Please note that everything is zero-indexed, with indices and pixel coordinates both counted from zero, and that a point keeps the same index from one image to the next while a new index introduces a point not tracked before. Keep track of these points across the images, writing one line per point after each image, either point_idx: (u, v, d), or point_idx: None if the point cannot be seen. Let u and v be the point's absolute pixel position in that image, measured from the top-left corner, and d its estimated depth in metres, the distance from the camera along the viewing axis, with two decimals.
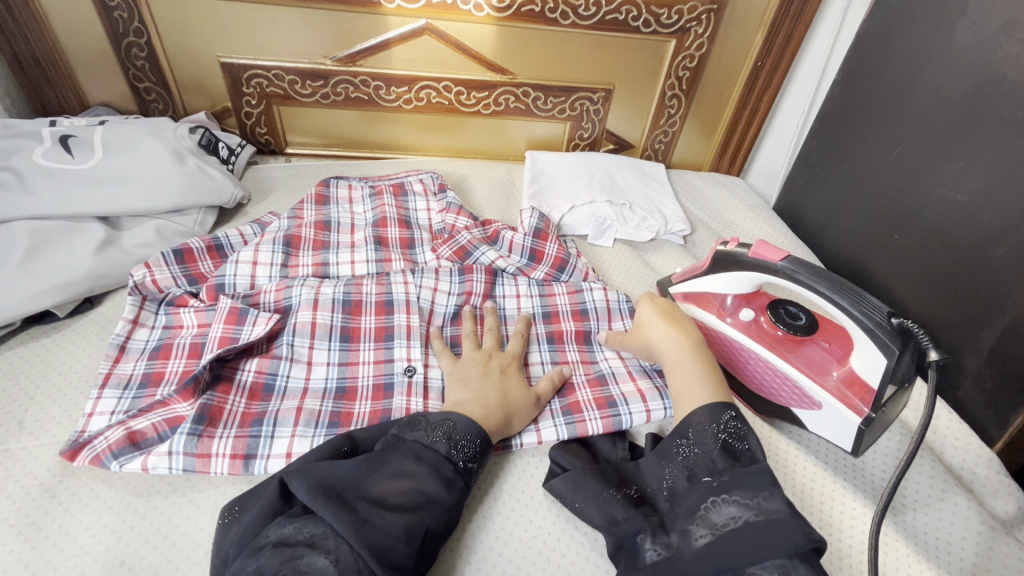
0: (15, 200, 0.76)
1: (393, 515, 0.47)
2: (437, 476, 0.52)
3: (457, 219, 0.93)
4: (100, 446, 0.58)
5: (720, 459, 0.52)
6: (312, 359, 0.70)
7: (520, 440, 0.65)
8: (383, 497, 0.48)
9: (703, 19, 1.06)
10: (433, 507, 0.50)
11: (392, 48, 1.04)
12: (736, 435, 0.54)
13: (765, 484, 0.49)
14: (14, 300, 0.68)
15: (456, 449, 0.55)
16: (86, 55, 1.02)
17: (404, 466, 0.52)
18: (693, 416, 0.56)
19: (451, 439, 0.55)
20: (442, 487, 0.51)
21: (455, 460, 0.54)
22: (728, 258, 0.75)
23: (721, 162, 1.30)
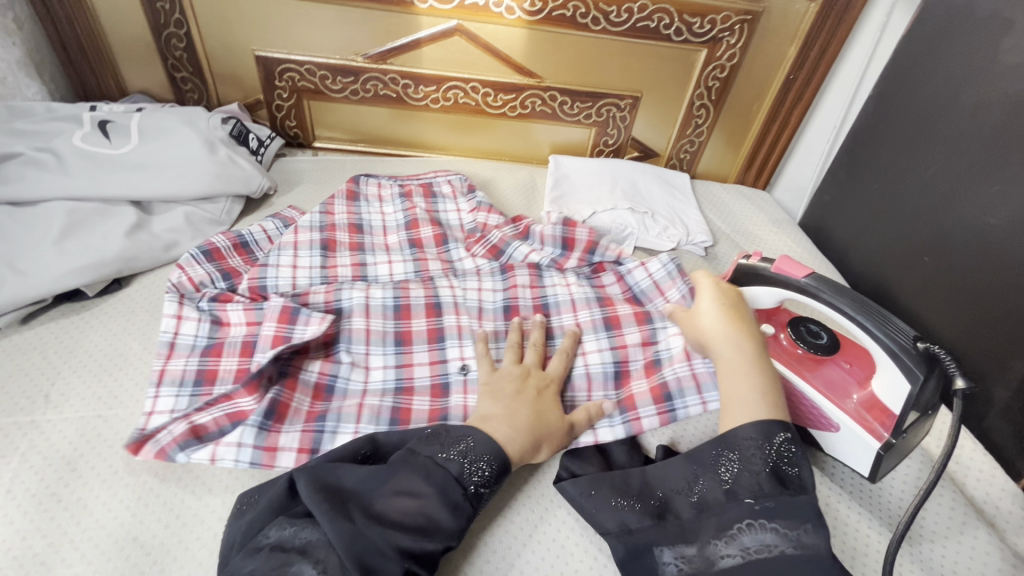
0: (52, 181, 0.79)
1: (389, 531, 0.47)
2: (445, 500, 0.51)
3: (488, 218, 0.94)
4: (165, 440, 0.59)
5: (767, 482, 0.51)
6: (369, 363, 0.70)
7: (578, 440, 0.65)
8: (384, 513, 0.49)
9: (736, 30, 1.04)
10: (436, 529, 0.49)
11: (422, 48, 1.05)
12: (788, 459, 0.52)
13: (808, 515, 0.48)
14: (47, 278, 0.70)
15: (468, 470, 0.53)
16: (128, 43, 1.05)
17: (411, 485, 0.51)
18: (742, 429, 0.54)
19: (468, 457, 0.54)
20: (446, 510, 0.50)
21: (465, 483, 0.52)
22: (750, 272, 0.74)
23: (747, 175, 1.28)
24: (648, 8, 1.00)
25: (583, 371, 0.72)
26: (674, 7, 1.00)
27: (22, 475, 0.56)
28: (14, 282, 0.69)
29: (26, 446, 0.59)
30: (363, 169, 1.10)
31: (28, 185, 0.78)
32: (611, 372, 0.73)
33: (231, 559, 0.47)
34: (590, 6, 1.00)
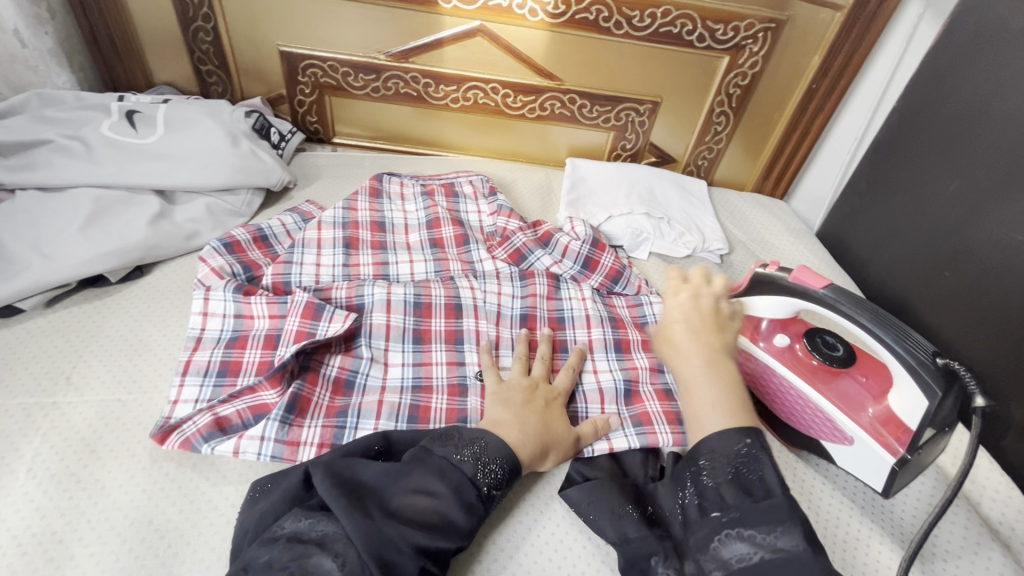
0: (79, 168, 0.80)
1: (405, 529, 0.47)
2: (459, 499, 0.52)
3: (508, 223, 0.96)
4: (190, 430, 0.60)
5: (727, 493, 0.50)
6: (388, 360, 0.72)
7: (592, 447, 0.66)
8: (401, 511, 0.49)
9: (760, 37, 1.04)
10: (450, 528, 0.50)
11: (444, 47, 1.06)
12: (749, 463, 0.52)
13: (779, 518, 0.47)
14: (72, 263, 0.72)
15: (482, 472, 0.54)
16: (156, 36, 1.07)
17: (427, 483, 0.51)
18: (705, 442, 0.55)
19: (484, 459, 0.54)
20: (461, 509, 0.51)
21: (479, 484, 0.53)
22: (766, 281, 0.74)
23: (764, 184, 1.28)
24: (671, 13, 1.00)
25: (595, 386, 0.74)
26: (698, 13, 1.00)
27: (42, 455, 0.58)
28: (40, 266, 0.70)
29: (47, 427, 0.60)
30: (381, 166, 1.11)
31: (56, 172, 0.79)
32: (621, 389, 0.74)
33: (245, 549, 0.48)
34: (613, 10, 1.00)
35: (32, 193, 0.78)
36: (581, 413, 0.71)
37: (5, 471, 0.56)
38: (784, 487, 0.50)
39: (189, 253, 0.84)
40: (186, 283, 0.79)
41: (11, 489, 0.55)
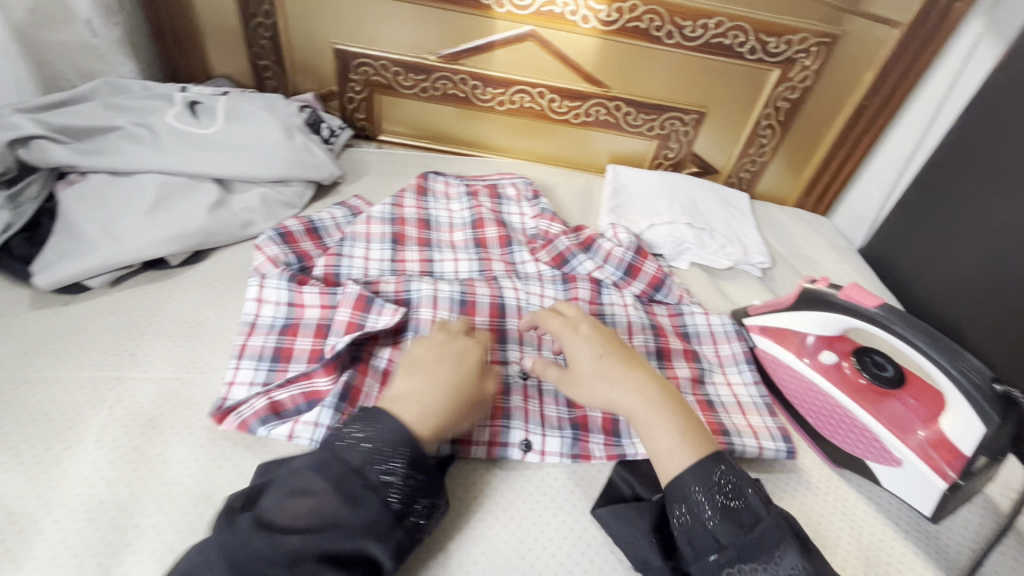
0: (146, 154, 0.84)
1: (278, 538, 0.47)
2: (342, 493, 0.50)
3: (550, 226, 0.97)
4: (247, 413, 0.62)
5: (720, 531, 0.52)
6: None
7: (634, 449, 0.67)
8: (276, 518, 0.48)
9: (813, 52, 1.03)
10: (337, 529, 0.48)
11: (495, 50, 1.08)
12: (730, 491, 0.54)
13: (774, 545, 0.51)
14: (138, 245, 0.75)
15: (368, 460, 0.51)
16: (217, 30, 1.11)
17: (307, 484, 0.50)
18: (680, 484, 0.55)
19: (372, 447, 0.52)
20: (345, 506, 0.49)
21: (366, 473, 0.51)
22: (815, 297, 0.74)
23: (807, 200, 1.26)
24: (723, 24, 1.00)
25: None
26: (751, 25, 1.00)
27: (109, 426, 0.60)
28: (109, 246, 0.74)
29: (112, 400, 0.63)
30: (426, 165, 1.13)
31: (125, 156, 0.82)
32: None
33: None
34: (665, 19, 1.00)
35: (102, 176, 0.81)
36: None
37: (74, 440, 0.58)
38: (765, 507, 0.54)
39: (244, 241, 0.87)
40: (241, 269, 0.81)
41: (80, 457, 0.57)
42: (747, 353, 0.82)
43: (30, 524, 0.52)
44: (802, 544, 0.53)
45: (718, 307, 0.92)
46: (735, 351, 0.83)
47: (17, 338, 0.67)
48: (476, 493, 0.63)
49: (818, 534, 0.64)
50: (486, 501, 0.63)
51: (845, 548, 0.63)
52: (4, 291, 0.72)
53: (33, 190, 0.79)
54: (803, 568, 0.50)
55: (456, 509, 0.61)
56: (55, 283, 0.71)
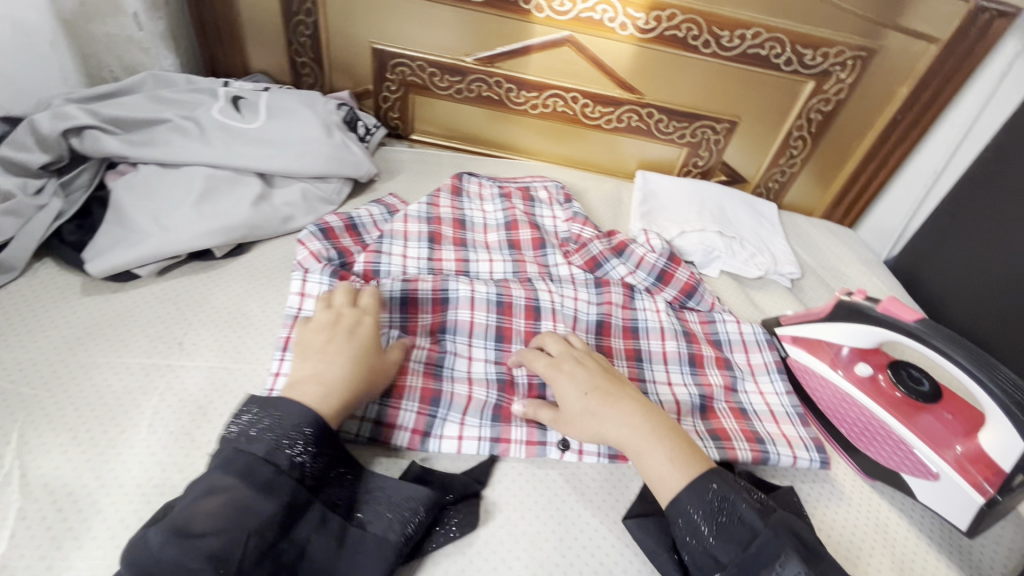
0: (192, 146, 0.85)
1: (196, 541, 0.45)
2: (254, 483, 0.50)
3: (583, 230, 0.98)
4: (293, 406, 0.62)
5: (719, 550, 0.52)
6: (472, 355, 0.76)
7: None
8: (188, 524, 0.46)
9: (849, 65, 1.04)
10: (254, 520, 0.48)
11: (531, 54, 1.09)
12: (723, 508, 0.54)
13: (774, 556, 0.50)
14: (186, 237, 0.76)
15: (276, 447, 0.52)
16: (258, 27, 1.12)
17: (218, 482, 0.49)
18: (673, 510, 0.55)
19: (272, 434, 0.53)
20: (259, 494, 0.49)
21: (276, 459, 0.52)
22: (851, 309, 0.75)
23: (834, 212, 1.27)
24: (761, 35, 1.01)
25: (670, 398, 0.76)
26: (788, 36, 1.01)
27: (161, 413, 0.62)
28: (158, 236, 0.75)
29: (164, 387, 0.64)
30: (459, 166, 1.15)
31: (173, 149, 0.84)
32: (697, 403, 0.76)
33: None
34: (703, 29, 1.01)
35: (151, 167, 0.83)
36: None
37: (128, 424, 0.60)
38: (761, 519, 0.53)
39: (285, 235, 0.88)
40: (284, 264, 0.83)
41: (134, 441, 0.59)
42: (779, 362, 0.82)
43: (89, 504, 0.53)
44: (806, 550, 0.51)
45: (747, 316, 0.93)
46: (766, 360, 0.83)
47: (71, 323, 0.68)
48: (515, 491, 0.63)
49: (850, 552, 0.64)
50: (525, 499, 0.63)
51: (876, 565, 0.63)
52: (58, 277, 0.74)
53: (83, 179, 0.82)
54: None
55: (496, 507, 0.61)
56: (107, 271, 0.72)
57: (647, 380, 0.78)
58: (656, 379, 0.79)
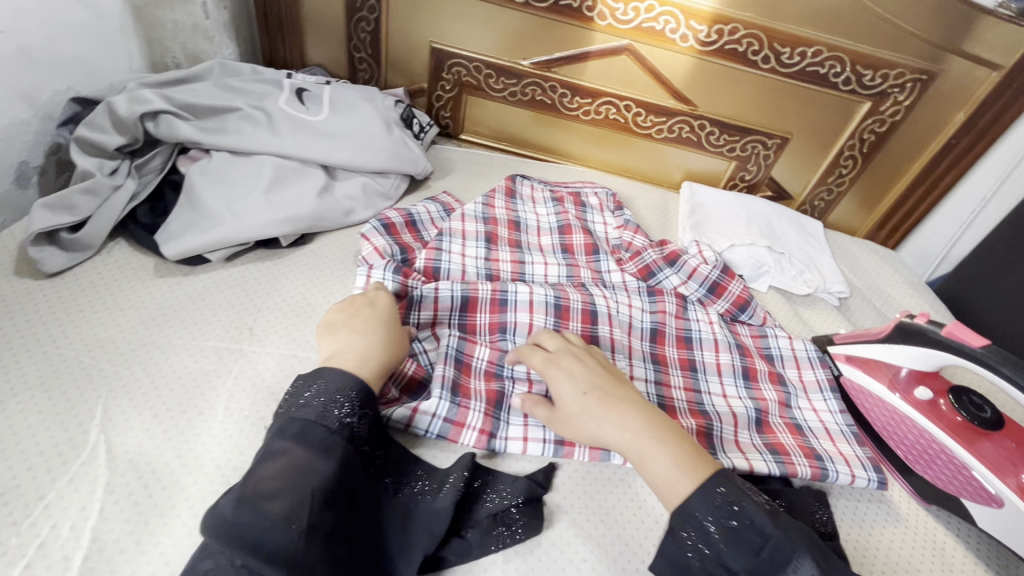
0: (261, 136, 0.87)
1: (264, 501, 0.47)
2: (310, 444, 0.52)
3: (634, 238, 0.99)
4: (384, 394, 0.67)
5: (731, 556, 0.52)
6: None
7: (730, 460, 0.67)
8: (256, 488, 0.48)
9: (908, 87, 1.04)
10: (314, 480, 0.50)
11: (588, 61, 1.09)
12: (731, 512, 0.53)
13: (786, 556, 0.51)
14: (257, 224, 0.78)
15: (327, 410, 0.54)
16: (320, 22, 1.14)
17: (277, 447, 0.51)
18: (678, 519, 0.53)
19: (322, 401, 0.55)
20: (316, 455, 0.51)
21: (328, 422, 0.54)
22: (913, 332, 0.75)
23: (878, 233, 1.27)
24: (822, 54, 1.01)
25: (727, 409, 0.76)
26: (849, 56, 1.01)
27: (236, 396, 0.63)
28: (231, 223, 0.77)
29: (238, 371, 0.65)
30: (509, 168, 1.16)
31: (243, 137, 0.86)
32: (752, 417, 0.76)
33: None
34: (764, 44, 1.01)
35: (222, 155, 0.84)
36: (718, 431, 0.73)
37: (206, 406, 0.61)
38: (771, 522, 0.52)
39: (346, 227, 0.89)
40: (348, 255, 0.85)
41: (212, 423, 0.60)
42: (831, 381, 0.82)
43: (173, 482, 0.54)
44: (812, 544, 0.52)
45: (798, 333, 0.93)
46: (819, 377, 0.83)
47: (146, 304, 0.70)
48: (580, 493, 0.64)
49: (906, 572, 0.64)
50: (590, 504, 0.63)
51: (926, 570, 0.65)
52: (132, 258, 0.76)
53: (156, 163, 0.83)
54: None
55: (562, 510, 0.61)
56: (180, 254, 0.74)
57: (701, 391, 0.79)
58: (710, 391, 0.79)
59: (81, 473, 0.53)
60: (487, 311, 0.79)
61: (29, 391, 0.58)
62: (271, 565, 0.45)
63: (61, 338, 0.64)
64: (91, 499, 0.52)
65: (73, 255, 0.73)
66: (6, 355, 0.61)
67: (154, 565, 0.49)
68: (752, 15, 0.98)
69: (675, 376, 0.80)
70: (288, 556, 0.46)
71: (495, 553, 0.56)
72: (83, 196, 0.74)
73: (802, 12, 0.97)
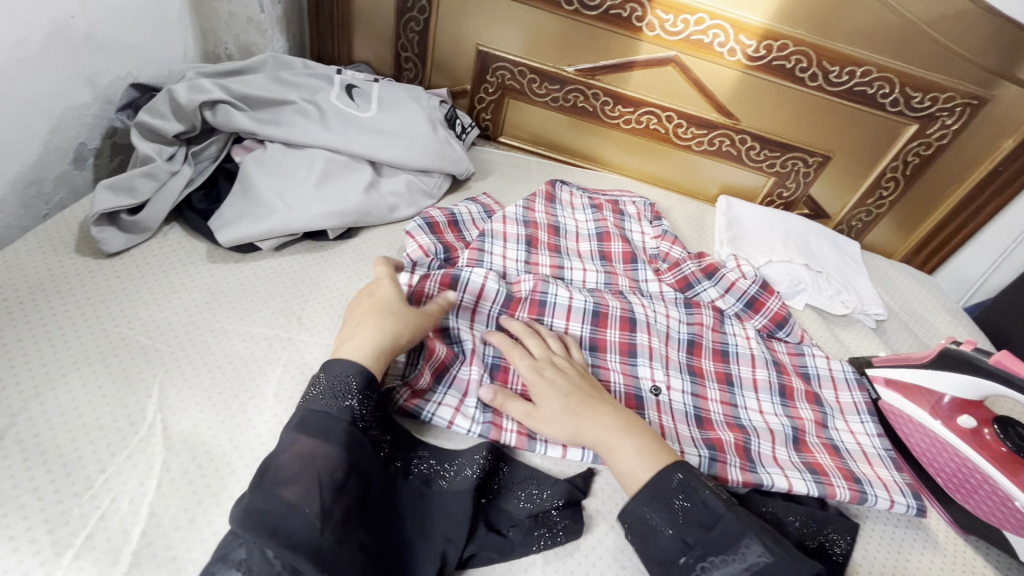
0: (313, 130, 0.88)
1: (277, 491, 0.48)
2: (317, 432, 0.52)
3: (672, 248, 0.99)
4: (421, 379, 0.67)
5: (685, 534, 0.53)
6: None
7: (771, 482, 0.66)
8: (271, 477, 0.49)
9: (957, 111, 1.03)
10: (321, 465, 0.50)
11: (633, 70, 1.10)
12: (687, 495, 0.55)
13: (741, 535, 0.52)
14: (308, 217, 0.80)
15: (331, 398, 0.54)
16: (370, 20, 1.16)
17: (287, 437, 0.52)
18: (639, 501, 0.55)
19: (325, 391, 0.55)
20: (319, 441, 0.51)
21: (330, 409, 0.54)
22: (959, 359, 0.74)
23: (915, 257, 1.25)
24: (871, 74, 1.01)
25: (763, 425, 0.76)
26: (899, 77, 1.00)
27: (285, 383, 0.64)
28: (283, 214, 0.79)
29: (287, 358, 0.66)
30: (548, 173, 1.16)
31: (296, 130, 0.87)
32: (789, 435, 0.75)
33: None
34: (813, 62, 1.01)
35: (276, 147, 0.87)
36: (755, 446, 0.72)
37: (256, 391, 0.62)
38: (725, 506, 0.54)
39: (390, 223, 0.91)
40: (392, 251, 0.86)
41: (263, 408, 0.61)
42: (870, 404, 0.81)
43: (225, 464, 0.56)
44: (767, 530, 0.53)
45: (835, 353, 0.92)
46: (856, 400, 0.82)
47: (198, 287, 0.72)
48: (619, 500, 0.64)
49: None
50: None
51: None
52: (186, 243, 0.79)
53: (211, 151, 0.86)
54: (768, 553, 0.51)
55: (600, 516, 0.62)
56: (233, 242, 0.76)
57: (737, 405, 0.79)
58: (746, 405, 0.79)
59: (140, 449, 0.55)
60: (527, 311, 0.80)
61: (89, 365, 0.60)
62: (291, 549, 0.45)
63: (131, 317, 0.66)
64: (149, 474, 0.53)
65: (131, 237, 0.75)
66: (68, 331, 0.63)
67: (207, 543, 0.50)
68: (803, 32, 0.98)
69: (710, 389, 0.80)
70: (309, 543, 0.46)
71: (535, 554, 0.57)
72: (143, 180, 0.76)
73: (854, 31, 0.97)
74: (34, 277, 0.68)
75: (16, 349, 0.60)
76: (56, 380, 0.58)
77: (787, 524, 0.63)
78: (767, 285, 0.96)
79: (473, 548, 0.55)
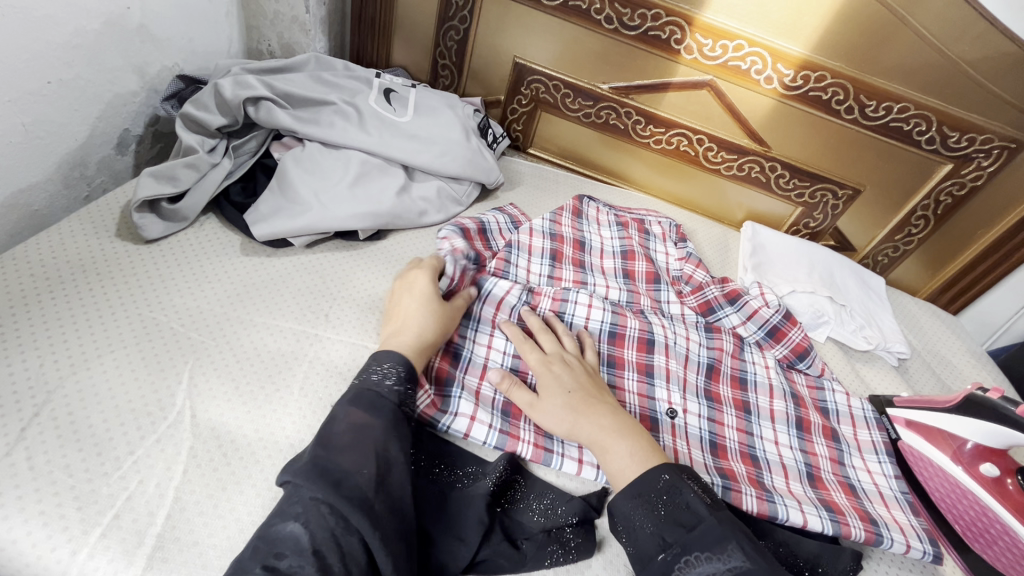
0: (350, 131, 0.90)
1: (334, 458, 0.50)
2: (369, 404, 0.55)
3: (696, 271, 0.99)
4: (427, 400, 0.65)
5: (664, 531, 0.54)
6: None
7: (787, 517, 0.65)
8: (329, 442, 0.51)
9: (994, 154, 1.02)
10: (376, 435, 0.53)
11: (668, 91, 1.10)
12: (671, 497, 0.56)
13: (722, 536, 0.52)
14: (341, 218, 0.81)
15: (380, 377, 0.58)
16: (409, 27, 1.18)
17: (342, 410, 0.55)
18: (623, 501, 0.56)
19: (371, 371, 0.59)
20: (371, 413, 0.54)
21: (381, 387, 0.57)
22: (985, 405, 0.73)
23: (940, 297, 1.24)
24: (909, 111, 1.00)
25: (777, 459, 0.75)
26: (937, 115, 0.99)
27: (311, 380, 0.65)
28: (317, 212, 0.81)
29: (313, 355, 0.67)
30: (576, 187, 1.17)
31: (334, 131, 0.89)
32: (804, 470, 0.75)
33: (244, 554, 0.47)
34: (850, 95, 1.01)
35: (315, 145, 0.88)
36: (768, 480, 0.72)
37: (283, 385, 0.63)
38: (709, 510, 0.55)
39: (420, 228, 0.92)
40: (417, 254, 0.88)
41: (288, 402, 0.62)
42: (888, 444, 0.80)
43: (249, 454, 0.57)
44: (749, 539, 0.53)
45: (854, 391, 0.91)
46: (875, 439, 0.81)
47: (229, 279, 0.74)
48: None
49: None
50: None
51: None
52: (221, 234, 0.81)
53: (251, 146, 0.88)
54: (746, 559, 0.51)
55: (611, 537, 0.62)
56: (267, 237, 0.78)
57: (754, 434, 0.78)
58: (763, 436, 0.78)
59: (168, 434, 0.56)
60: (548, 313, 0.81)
61: (123, 349, 0.62)
62: (348, 502, 0.47)
63: (156, 304, 0.67)
64: (175, 460, 0.54)
65: (170, 225, 0.78)
66: (106, 315, 0.64)
67: (229, 530, 0.51)
68: (842, 65, 0.98)
69: (727, 415, 0.79)
70: (362, 498, 0.48)
71: (546, 569, 0.57)
72: (185, 170, 0.79)
73: (895, 67, 0.97)
74: (77, 257, 0.70)
75: (53, 327, 0.61)
76: (89, 361, 0.60)
77: (800, 550, 0.64)
78: (791, 315, 0.94)
79: (485, 554, 0.56)
